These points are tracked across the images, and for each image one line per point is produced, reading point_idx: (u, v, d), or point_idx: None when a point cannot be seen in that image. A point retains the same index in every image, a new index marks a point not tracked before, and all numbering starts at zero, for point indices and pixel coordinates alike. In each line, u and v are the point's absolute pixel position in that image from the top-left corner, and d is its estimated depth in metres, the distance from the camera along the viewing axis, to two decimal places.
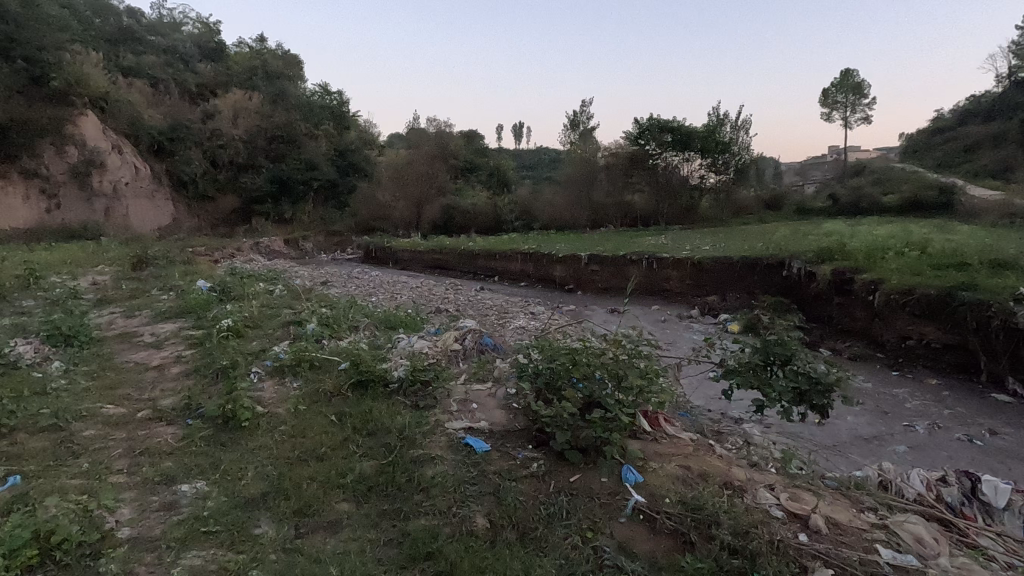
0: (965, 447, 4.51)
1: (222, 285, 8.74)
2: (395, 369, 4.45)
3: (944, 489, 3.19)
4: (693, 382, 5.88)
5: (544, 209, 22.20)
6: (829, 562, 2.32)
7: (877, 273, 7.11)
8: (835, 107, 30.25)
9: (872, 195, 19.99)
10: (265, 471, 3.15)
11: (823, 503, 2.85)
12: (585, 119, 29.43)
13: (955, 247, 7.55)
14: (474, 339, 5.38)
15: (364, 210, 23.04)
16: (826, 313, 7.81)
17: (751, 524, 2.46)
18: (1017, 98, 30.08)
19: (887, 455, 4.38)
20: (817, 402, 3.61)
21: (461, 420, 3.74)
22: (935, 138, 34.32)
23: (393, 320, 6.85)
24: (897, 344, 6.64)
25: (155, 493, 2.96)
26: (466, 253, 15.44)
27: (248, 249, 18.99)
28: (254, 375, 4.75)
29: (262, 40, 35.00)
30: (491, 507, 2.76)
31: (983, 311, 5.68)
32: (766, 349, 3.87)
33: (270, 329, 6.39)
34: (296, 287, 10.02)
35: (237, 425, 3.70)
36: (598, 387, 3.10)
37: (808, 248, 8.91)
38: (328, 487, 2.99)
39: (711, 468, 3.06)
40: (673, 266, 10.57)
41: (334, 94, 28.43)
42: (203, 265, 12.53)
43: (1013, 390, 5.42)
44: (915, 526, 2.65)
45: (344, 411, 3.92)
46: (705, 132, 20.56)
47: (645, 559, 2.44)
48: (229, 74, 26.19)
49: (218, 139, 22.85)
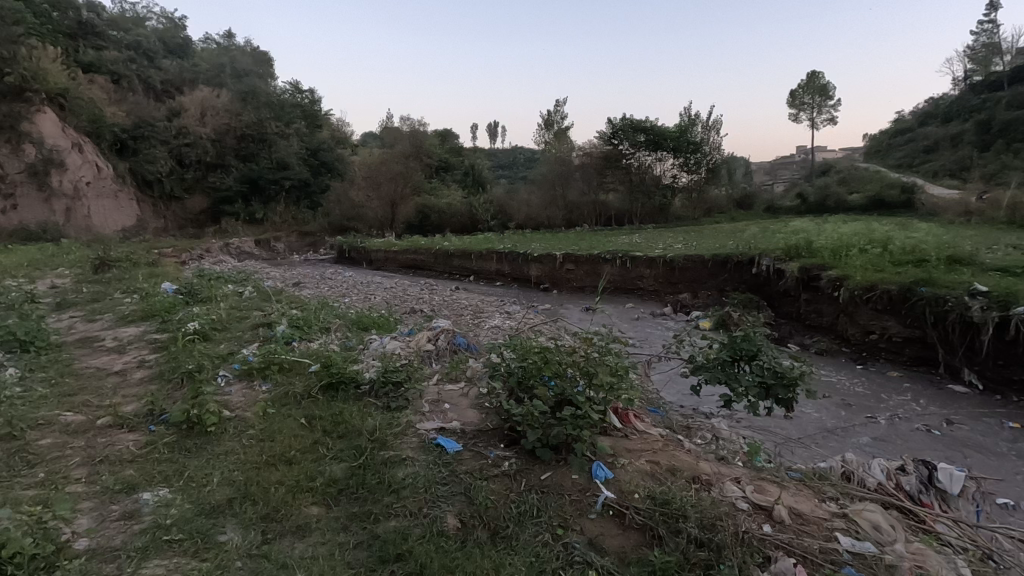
0: (924, 438, 4.68)
1: (188, 288, 8.51)
2: (366, 370, 4.43)
3: (903, 478, 3.29)
4: (665, 378, 5.98)
5: (519, 208, 22.20)
6: (791, 552, 2.38)
7: (842, 270, 7.31)
8: (802, 108, 31.08)
9: (838, 194, 20.60)
10: (231, 476, 3.08)
11: (787, 494, 2.92)
12: (559, 119, 29.59)
13: (915, 244, 7.82)
14: (447, 339, 5.39)
15: (337, 210, 22.70)
16: (794, 309, 8.01)
17: (716, 517, 2.51)
18: (972, 100, 31.46)
19: (851, 446, 4.52)
20: (782, 395, 3.68)
21: (433, 421, 3.73)
22: (897, 139, 35.62)
23: (365, 321, 6.78)
24: (861, 339, 6.83)
25: (116, 501, 2.88)
26: (441, 252, 15.36)
27: (217, 250, 18.60)
28: (221, 379, 4.65)
29: (230, 36, 34.34)
30: (462, 507, 2.76)
31: (940, 306, 5.89)
32: (734, 346, 3.94)
33: (238, 332, 6.27)
34: (266, 289, 9.84)
35: (203, 430, 3.62)
36: (569, 386, 3.12)
37: (777, 246, 9.10)
38: (296, 491, 2.94)
39: (679, 462, 3.13)
40: (646, 265, 10.71)
41: (305, 93, 28.08)
42: (168, 267, 12.20)
43: (969, 380, 5.65)
44: (873, 514, 2.73)
45: (314, 414, 3.87)
46: (677, 132, 20.89)
47: (614, 554, 2.46)
48: (196, 71, 25.59)
49: (185, 137, 22.30)
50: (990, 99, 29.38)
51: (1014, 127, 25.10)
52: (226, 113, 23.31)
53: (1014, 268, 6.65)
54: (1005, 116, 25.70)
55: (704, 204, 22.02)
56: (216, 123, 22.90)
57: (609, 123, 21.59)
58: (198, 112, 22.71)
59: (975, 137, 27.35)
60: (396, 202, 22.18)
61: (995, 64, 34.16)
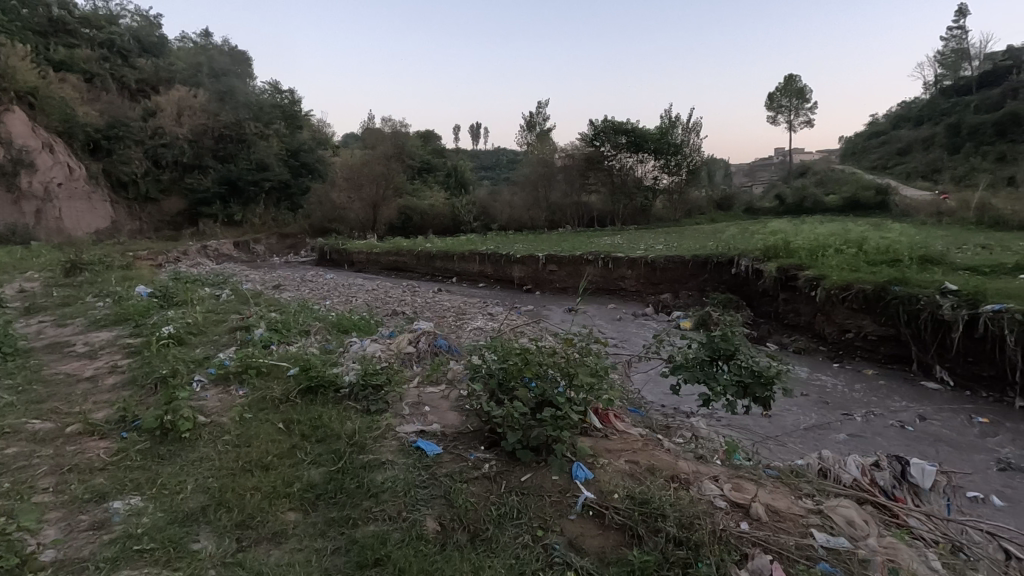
0: (897, 433, 4.79)
1: (163, 291, 8.35)
2: (346, 374, 4.39)
3: (877, 473, 3.35)
4: (645, 378, 6.04)
5: (502, 209, 22.20)
6: (767, 548, 2.40)
7: (818, 270, 7.44)
8: (779, 111, 31.62)
9: (815, 195, 21.02)
10: (205, 483, 3.02)
11: (764, 491, 2.96)
12: (541, 120, 29.71)
13: (888, 244, 8.01)
14: (428, 341, 5.38)
15: (318, 212, 22.60)
16: (773, 309, 8.13)
17: (694, 515, 2.54)
18: (943, 104, 32.35)
19: (827, 443, 4.60)
20: (760, 394, 3.73)
21: (413, 424, 3.70)
22: (872, 141, 36.47)
23: (344, 324, 6.71)
24: (837, 337, 6.94)
25: (85, 511, 2.80)
26: (424, 254, 15.29)
27: (194, 253, 18.28)
28: (196, 384, 4.57)
29: (207, 35, 33.78)
30: (442, 510, 2.75)
31: (913, 304, 6.02)
32: (711, 345, 3.98)
33: (214, 336, 6.17)
34: (244, 291, 9.69)
35: (176, 436, 3.54)
36: (549, 387, 3.12)
37: (755, 247, 9.23)
38: (272, 497, 2.89)
39: (659, 461, 3.15)
40: (627, 266, 10.78)
41: (285, 93, 27.81)
42: (143, 270, 11.96)
43: (940, 377, 5.79)
44: (847, 510, 2.78)
45: (292, 418, 3.81)
46: (658, 134, 21.10)
47: (594, 555, 2.46)
48: (172, 71, 25.19)
49: (161, 138, 21.86)
50: (960, 103, 30.27)
51: (982, 130, 25.83)
52: (203, 113, 22.94)
53: (983, 267, 6.83)
54: (973, 119, 26.49)
55: (684, 205, 22.28)
56: (193, 123, 22.49)
57: (591, 125, 21.65)
58: (174, 112, 22.31)
59: (946, 140, 28.15)
60: (378, 203, 22.02)
61: (964, 69, 35.22)
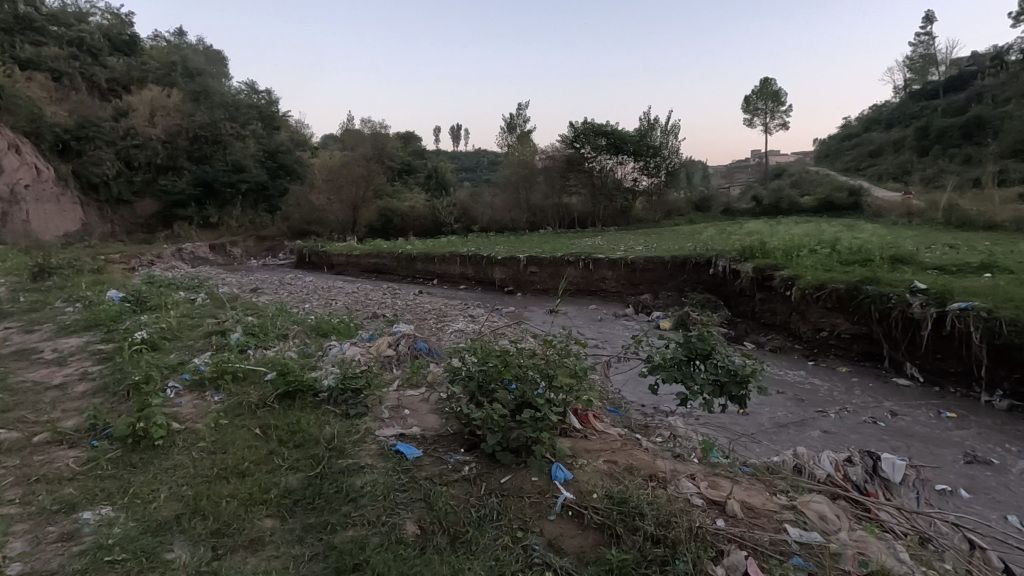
0: (870, 429, 4.92)
1: (136, 295, 8.16)
2: (325, 378, 4.36)
3: (850, 469, 3.43)
4: (624, 378, 6.09)
5: (483, 210, 22.19)
6: (742, 544, 2.44)
7: (794, 270, 7.58)
8: (755, 114, 32.20)
9: (790, 197, 21.46)
10: (179, 491, 2.97)
11: (739, 488, 3.02)
12: (521, 122, 29.76)
13: (860, 246, 8.21)
14: (409, 344, 5.36)
15: (297, 214, 22.38)
16: (750, 308, 8.27)
17: (671, 513, 2.57)
18: (912, 108, 33.32)
19: (802, 440, 4.70)
20: (735, 393, 3.80)
21: (393, 428, 3.68)
22: (844, 144, 37.35)
23: (323, 327, 6.65)
24: (813, 335, 7.07)
25: (53, 522, 2.73)
26: (404, 256, 15.19)
27: (169, 256, 17.93)
28: (170, 390, 4.48)
29: (181, 33, 33.17)
30: (422, 513, 2.74)
31: (884, 303, 6.17)
32: (688, 345, 4.03)
33: (189, 341, 6.05)
34: (220, 295, 9.53)
35: (149, 444, 3.48)
36: (528, 389, 3.14)
37: (732, 247, 9.38)
38: (248, 504, 2.85)
39: (637, 461, 3.19)
40: (608, 267, 10.86)
41: (262, 94, 27.42)
42: (115, 274, 11.66)
43: (910, 373, 5.95)
44: (819, 505, 2.84)
45: (270, 424, 3.77)
46: (638, 136, 21.31)
47: (573, 554, 2.47)
48: (145, 70, 24.67)
49: (133, 138, 21.35)
50: (929, 107, 31.18)
51: (949, 133, 26.66)
52: (177, 113, 22.45)
53: (950, 266, 7.03)
54: (941, 123, 27.30)
55: (664, 207, 22.53)
56: (167, 123, 21.90)
57: (571, 126, 21.75)
58: (147, 112, 21.79)
59: (915, 143, 28.93)
60: (358, 206, 21.86)
61: (932, 74, 36.33)
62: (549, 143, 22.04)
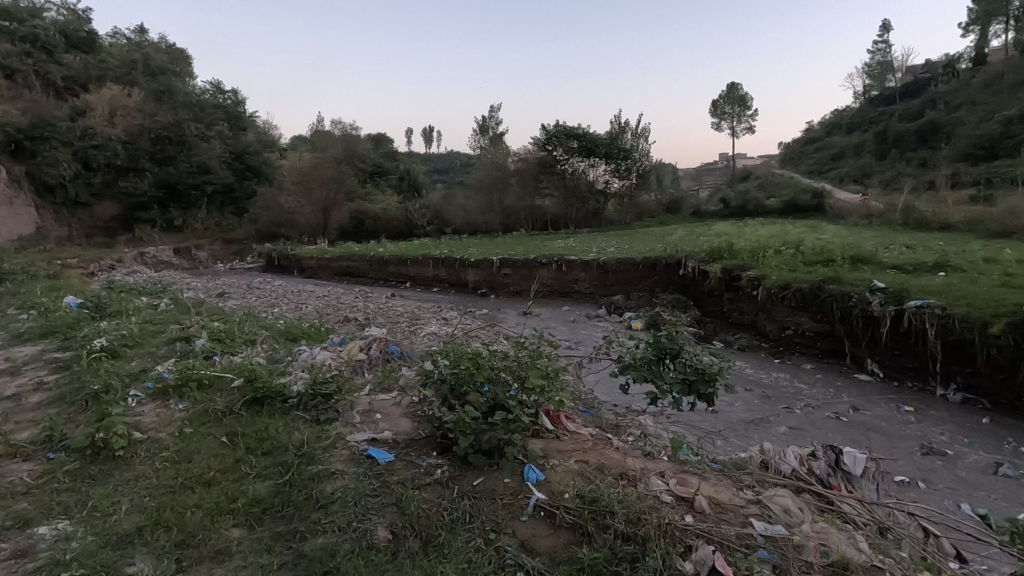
0: (833, 424, 5.08)
1: (96, 301, 7.89)
2: (294, 384, 4.28)
3: (814, 463, 3.55)
4: (596, 378, 6.16)
5: (456, 212, 22.12)
6: (710, 539, 2.50)
7: (760, 271, 7.78)
8: (723, 117, 32.92)
9: (757, 199, 22.00)
10: (141, 503, 2.88)
11: (707, 484, 3.08)
12: (494, 124, 29.77)
13: (823, 247, 8.47)
14: (380, 347, 5.31)
15: (266, 216, 21.95)
16: (719, 308, 8.46)
17: (641, 511, 2.60)
18: (871, 114, 34.54)
19: (769, 436, 4.82)
20: (703, 391, 3.87)
21: (364, 432, 3.64)
22: (808, 147, 38.48)
23: (293, 332, 6.53)
24: (778, 334, 7.27)
25: (6, 539, 2.62)
26: (376, 259, 15.04)
27: (130, 260, 17.40)
28: (131, 400, 4.34)
29: (143, 31, 32.14)
30: (394, 518, 2.72)
31: (846, 302, 6.37)
32: (658, 345, 4.10)
33: (152, 347, 5.87)
34: (185, 300, 9.28)
35: (110, 455, 3.36)
36: (501, 391, 3.15)
37: (702, 248, 9.57)
38: (214, 514, 2.79)
39: (607, 460, 3.23)
40: (581, 268, 10.95)
41: (228, 94, 26.64)
42: (73, 279, 11.25)
43: (871, 369, 6.16)
44: (783, 499, 2.93)
45: (237, 431, 3.68)
46: (609, 139, 21.53)
47: (545, 554, 2.49)
48: (103, 68, 23.83)
49: (92, 138, 20.62)
50: (887, 113, 32.39)
51: (906, 137, 27.75)
52: (139, 113, 21.31)
53: (907, 266, 7.30)
54: (898, 128, 28.37)
55: (635, 209, 22.84)
56: (128, 123, 20.93)
57: (543, 129, 21.85)
58: (106, 112, 20.73)
59: (875, 146, 29.97)
60: (329, 208, 21.56)
61: (889, 80, 37.74)
62: (522, 146, 22.09)
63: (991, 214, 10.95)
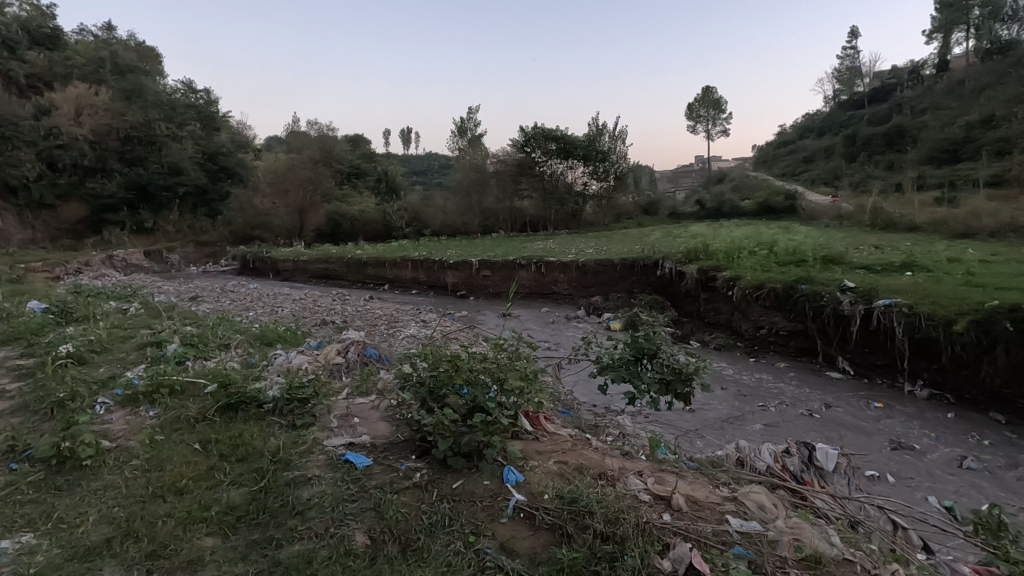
0: (806, 421, 5.19)
1: (61, 306, 7.66)
2: (270, 389, 4.21)
3: (788, 459, 3.63)
4: (575, 379, 6.20)
5: (435, 214, 22.01)
6: (687, 536, 2.53)
7: (735, 271, 7.91)
8: (699, 120, 33.40)
9: (732, 201, 22.37)
10: (110, 513, 2.80)
11: (683, 483, 3.12)
12: (472, 126, 29.72)
13: (797, 248, 8.65)
14: (358, 350, 5.25)
15: (240, 218, 21.57)
16: (695, 308, 8.58)
17: (620, 510, 2.62)
18: (841, 117, 35.42)
19: (744, 434, 4.90)
20: (680, 390, 3.91)
21: (342, 437, 3.60)
22: (781, 150, 39.27)
23: (268, 336, 6.43)
24: (753, 333, 7.41)
25: None
26: (354, 261, 14.88)
27: (99, 263, 16.95)
28: (99, 408, 4.22)
29: (110, 28, 31.32)
30: (372, 523, 2.70)
31: (817, 301, 6.52)
32: (636, 345, 4.13)
33: (121, 353, 5.71)
34: (155, 304, 9.06)
35: (77, 464, 3.27)
36: (480, 393, 3.15)
37: (678, 249, 9.70)
38: (187, 523, 2.73)
39: (586, 460, 3.24)
40: (560, 270, 10.98)
41: (200, 93, 25.89)
42: (37, 284, 10.89)
43: (843, 367, 6.31)
44: (758, 495, 2.98)
45: (210, 438, 3.60)
46: (587, 141, 21.65)
47: (524, 555, 2.50)
48: (69, 65, 23.12)
49: (56, 138, 19.99)
50: (856, 117, 33.24)
51: (874, 141, 28.51)
52: (107, 112, 20.79)
53: (875, 266, 7.51)
54: (867, 132, 29.13)
55: (613, 210, 23.02)
56: (95, 123, 20.50)
57: (521, 131, 21.88)
58: (71, 110, 20.19)
59: (845, 149, 30.72)
60: (305, 210, 21.28)
61: (858, 85, 38.72)
62: (500, 148, 22.07)
63: (955, 215, 11.31)
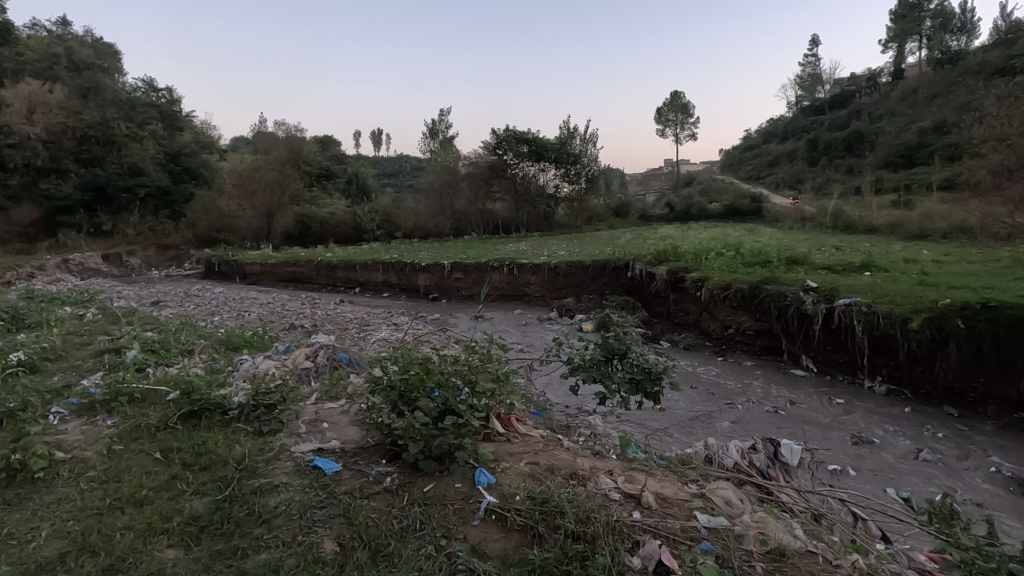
0: (772, 418, 5.32)
1: (12, 312, 7.31)
2: (235, 395, 4.10)
3: (754, 456, 3.70)
4: (547, 381, 6.22)
5: (406, 216, 21.81)
6: (657, 534, 2.57)
7: (703, 272, 8.07)
8: (667, 124, 33.98)
9: (699, 204, 22.87)
10: (64, 527, 2.69)
11: (653, 480, 3.17)
12: (444, 127, 29.63)
13: (761, 249, 8.87)
14: (327, 355, 5.18)
15: (204, 221, 20.99)
16: (665, 308, 8.71)
17: (590, 509, 2.64)
18: (802, 122, 36.59)
19: (712, 432, 5.00)
20: (649, 389, 3.97)
21: (310, 443, 3.52)
22: (746, 154, 40.31)
23: (233, 341, 6.26)
24: (721, 333, 7.56)
25: None
26: (324, 264, 14.65)
27: (53, 268, 16.25)
28: (52, 418, 4.04)
29: (65, 23, 30.07)
30: (341, 530, 2.65)
31: (782, 301, 6.70)
32: (606, 345, 4.17)
33: (76, 361, 5.49)
34: (114, 309, 8.73)
35: (28, 478, 3.13)
36: (451, 396, 3.13)
37: (648, 251, 9.85)
38: (146, 535, 2.63)
39: (558, 461, 3.26)
40: (532, 271, 11.01)
41: (162, 91, 25.13)
42: None
43: (806, 364, 6.49)
44: (725, 491, 3.04)
45: (171, 447, 3.48)
46: (558, 144, 21.82)
47: (496, 557, 2.49)
48: (19, 61, 22.04)
49: (7, 137, 19.01)
50: (817, 122, 34.36)
51: (834, 146, 29.50)
52: (62, 110, 19.70)
53: (836, 266, 7.76)
54: (828, 137, 30.14)
55: (584, 213, 23.20)
56: (49, 122, 19.33)
57: (493, 134, 21.89)
58: (24, 109, 19.10)
59: (807, 153, 31.69)
60: (272, 212, 20.83)
61: (818, 92, 40.05)
62: (472, 150, 22.03)
63: (910, 218, 11.79)
